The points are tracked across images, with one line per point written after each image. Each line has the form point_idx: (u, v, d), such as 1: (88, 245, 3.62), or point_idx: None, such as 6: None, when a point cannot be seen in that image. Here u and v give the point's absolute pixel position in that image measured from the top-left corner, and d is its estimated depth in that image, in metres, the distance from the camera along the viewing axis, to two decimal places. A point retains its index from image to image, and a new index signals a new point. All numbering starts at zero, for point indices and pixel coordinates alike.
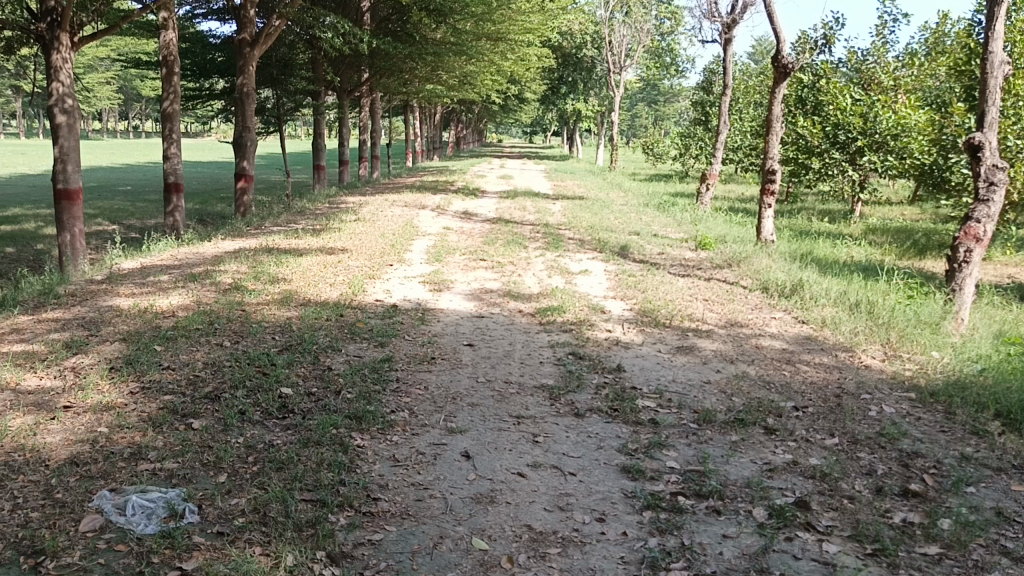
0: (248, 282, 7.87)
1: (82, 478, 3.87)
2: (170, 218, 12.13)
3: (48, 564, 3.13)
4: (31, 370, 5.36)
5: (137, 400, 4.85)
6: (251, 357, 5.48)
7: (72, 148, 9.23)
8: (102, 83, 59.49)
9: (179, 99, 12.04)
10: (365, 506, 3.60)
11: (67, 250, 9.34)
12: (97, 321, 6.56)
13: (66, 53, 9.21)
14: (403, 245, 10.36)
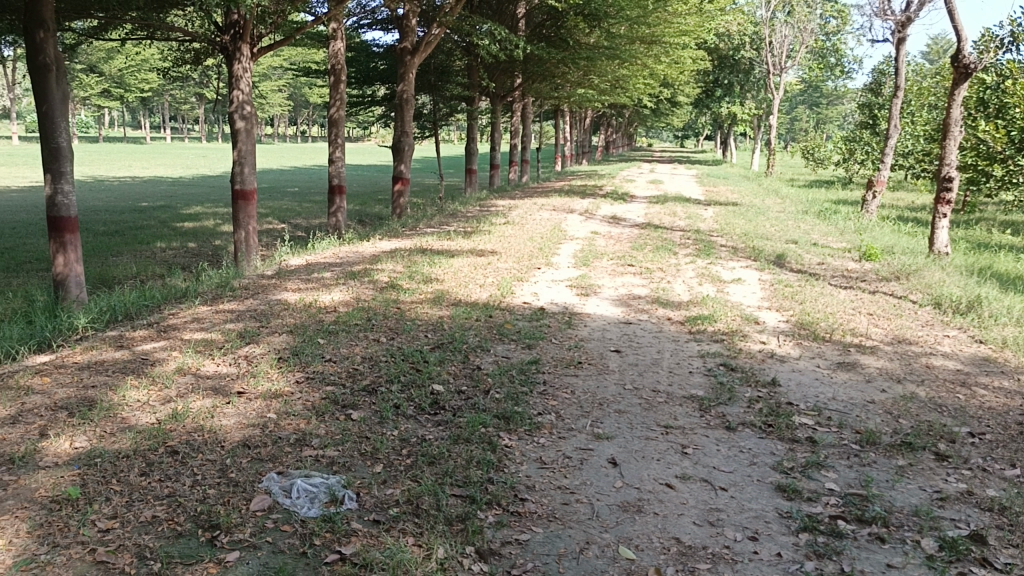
0: (403, 281, 8.18)
1: (253, 459, 4.16)
2: (333, 219, 12.78)
3: (222, 538, 3.39)
4: (209, 357, 5.82)
5: (302, 389, 5.15)
6: (405, 354, 5.69)
7: (249, 152, 9.97)
8: (275, 91, 63.78)
9: (344, 105, 12.70)
10: (512, 506, 3.66)
11: (241, 246, 10.04)
12: (267, 313, 7.03)
13: (246, 63, 9.92)
14: (551, 248, 10.44)
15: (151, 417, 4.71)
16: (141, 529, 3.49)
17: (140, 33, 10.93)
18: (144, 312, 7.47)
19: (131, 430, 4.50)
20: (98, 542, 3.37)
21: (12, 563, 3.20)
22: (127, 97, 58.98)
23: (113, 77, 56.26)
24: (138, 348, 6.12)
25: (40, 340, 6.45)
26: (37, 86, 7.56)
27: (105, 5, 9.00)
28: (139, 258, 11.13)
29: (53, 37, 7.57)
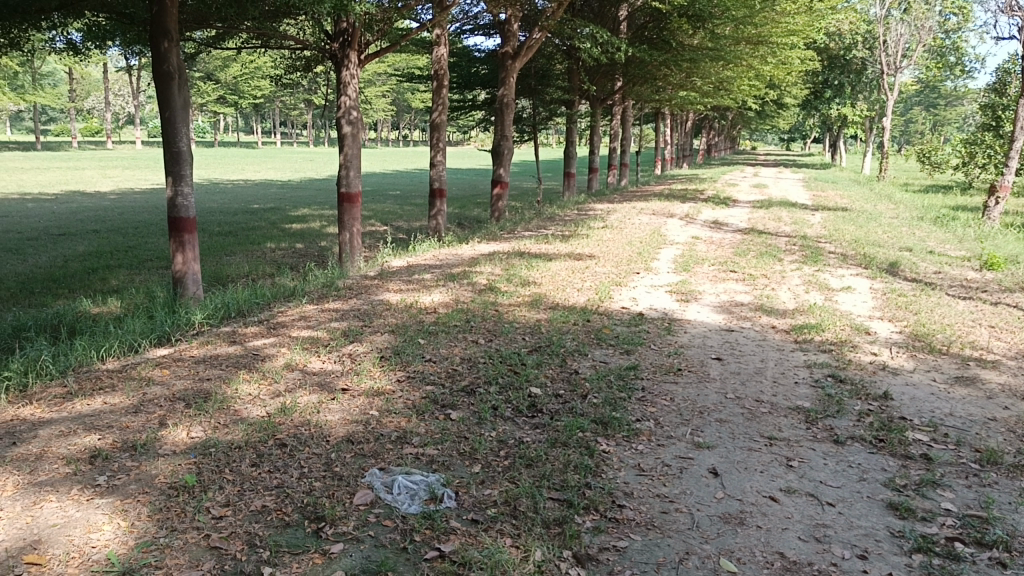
0: (501, 284, 8.25)
1: (356, 455, 4.28)
2: (433, 222, 13.00)
3: (327, 530, 3.50)
4: (316, 354, 6.02)
5: (403, 388, 5.27)
6: (503, 356, 5.74)
7: (355, 155, 10.26)
8: (380, 97, 65.57)
9: (446, 110, 12.92)
10: (610, 512, 3.63)
11: (346, 248, 10.34)
12: (370, 313, 7.22)
13: (354, 69, 10.20)
14: (650, 253, 10.33)
15: (261, 410, 4.91)
16: (252, 518, 3.64)
17: (254, 41, 11.38)
18: (255, 309, 7.79)
19: (243, 422, 4.71)
20: (211, 528, 3.54)
21: (134, 544, 3.40)
22: (240, 104, 61.90)
23: (228, 85, 59.19)
24: (249, 344, 6.39)
25: (160, 334, 6.82)
26: (161, 93, 7.99)
27: (223, 16, 9.38)
28: (250, 257, 11.62)
29: (176, 47, 7.97)
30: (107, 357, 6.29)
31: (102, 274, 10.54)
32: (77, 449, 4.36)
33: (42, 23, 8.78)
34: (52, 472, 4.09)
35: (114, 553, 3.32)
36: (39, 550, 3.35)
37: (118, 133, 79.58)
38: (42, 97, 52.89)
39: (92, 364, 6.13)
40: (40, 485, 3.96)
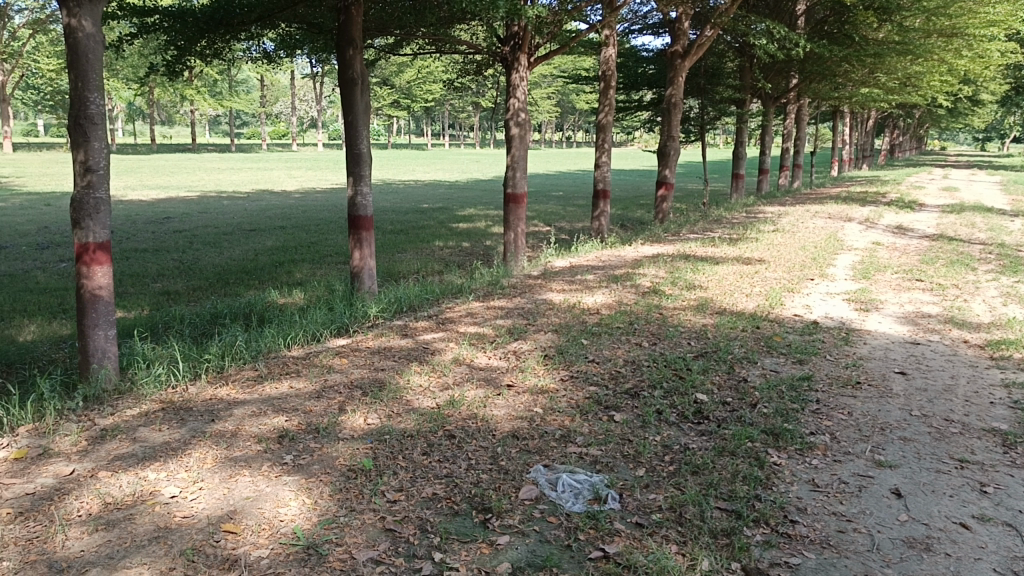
0: (666, 287, 8.15)
1: (522, 450, 4.36)
2: (596, 223, 13.02)
3: (494, 521, 3.60)
4: (482, 350, 6.19)
5: (567, 387, 5.32)
6: (668, 360, 5.66)
7: (522, 156, 10.45)
8: (546, 98, 66.55)
9: (613, 111, 12.89)
10: (781, 527, 3.50)
11: (511, 247, 10.54)
12: (534, 312, 7.34)
13: (523, 72, 10.39)
14: (825, 259, 9.85)
15: (431, 401, 5.12)
16: (423, 504, 3.80)
17: (429, 47, 11.81)
18: (426, 304, 8.13)
19: (415, 412, 4.92)
20: (387, 511, 3.73)
21: (317, 521, 3.64)
22: (413, 107, 64.75)
23: (402, 89, 62.14)
24: (420, 338, 6.67)
25: (339, 325, 7.27)
26: (345, 98, 8.46)
27: (402, 23, 9.80)
28: (421, 255, 12.11)
29: (360, 54, 8.42)
30: (292, 344, 6.78)
31: (288, 267, 11.34)
32: (266, 429, 4.72)
33: (242, 34, 9.52)
34: (245, 449, 4.45)
35: (300, 528, 3.57)
36: (235, 520, 3.65)
37: (302, 135, 85.38)
38: (238, 103, 57.66)
39: (279, 350, 6.62)
40: (235, 460, 4.32)
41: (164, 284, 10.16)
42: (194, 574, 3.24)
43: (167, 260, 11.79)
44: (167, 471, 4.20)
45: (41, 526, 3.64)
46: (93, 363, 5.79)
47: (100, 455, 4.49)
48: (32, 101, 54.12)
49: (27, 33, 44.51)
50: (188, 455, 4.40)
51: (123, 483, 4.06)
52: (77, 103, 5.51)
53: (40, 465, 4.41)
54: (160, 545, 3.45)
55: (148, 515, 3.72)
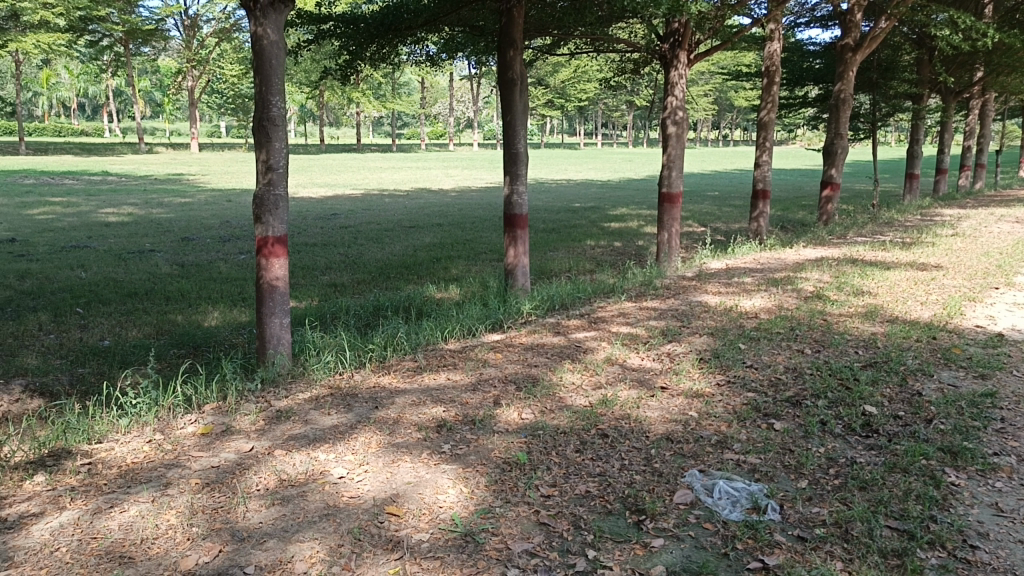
0: (831, 292, 7.79)
1: (676, 454, 4.30)
2: (755, 224, 12.61)
3: (648, 523, 3.58)
4: (636, 351, 6.15)
5: (723, 392, 5.20)
6: (833, 369, 5.41)
7: (678, 156, 10.29)
8: (703, 96, 65.03)
9: (775, 108, 12.44)
10: (960, 551, 3.27)
11: (664, 247, 10.41)
12: (689, 314, 7.20)
13: (683, 69, 10.25)
14: (1013, 266, 9.08)
15: (584, 399, 5.14)
16: (577, 501, 3.83)
17: (587, 46, 11.83)
18: (578, 303, 8.17)
19: (568, 409, 4.96)
20: (541, 505, 3.79)
21: (474, 509, 3.75)
22: (567, 106, 65.14)
23: (556, 89, 62.64)
24: (573, 336, 6.70)
25: (494, 320, 7.46)
26: (504, 98, 8.62)
27: (562, 24, 9.88)
28: (572, 254, 12.17)
29: (520, 55, 8.57)
30: (449, 338, 7.03)
31: (444, 263, 11.70)
32: (426, 418, 4.90)
33: (409, 38, 9.92)
34: (406, 436, 4.64)
35: (458, 515, 3.69)
36: (398, 503, 3.83)
37: (459, 136, 87.75)
38: (400, 105, 59.97)
39: (436, 343, 6.87)
40: (397, 446, 4.52)
41: (331, 276, 10.76)
42: (361, 552, 3.42)
43: (334, 255, 12.46)
44: (335, 452, 4.46)
45: (225, 496, 3.96)
46: (269, 349, 6.26)
47: (275, 434, 4.83)
48: (217, 105, 58.53)
49: (214, 41, 48.14)
50: (354, 439, 4.65)
51: (296, 462, 4.35)
52: (260, 106, 5.94)
53: (224, 440, 4.80)
54: (329, 522, 3.66)
55: (319, 493, 3.96)
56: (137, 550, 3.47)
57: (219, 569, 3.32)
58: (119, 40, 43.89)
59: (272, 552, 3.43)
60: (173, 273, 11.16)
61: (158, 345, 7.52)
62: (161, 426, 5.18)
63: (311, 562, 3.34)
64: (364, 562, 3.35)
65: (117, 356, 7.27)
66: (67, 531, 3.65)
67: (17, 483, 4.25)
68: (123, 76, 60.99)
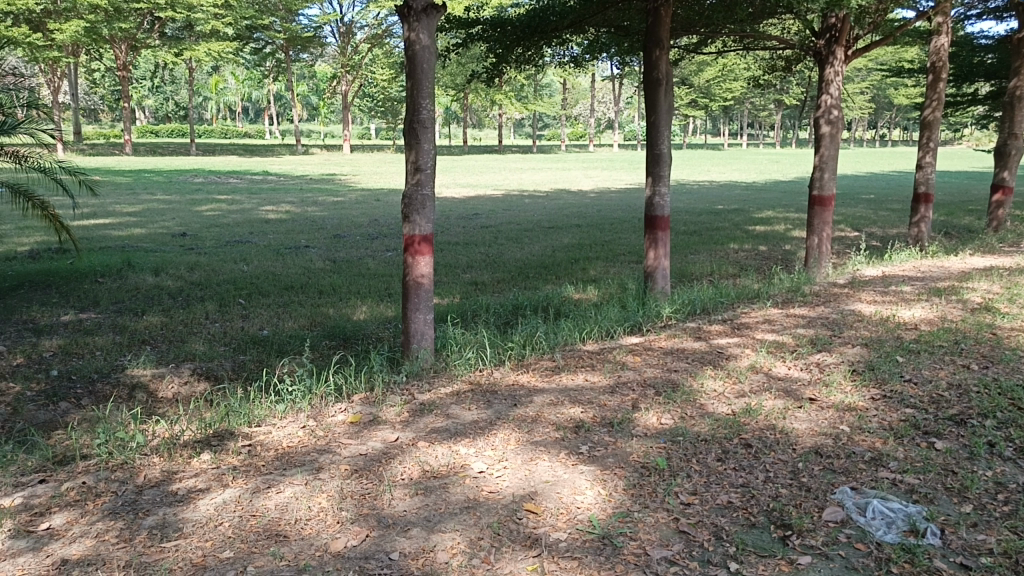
0: (1001, 303, 7.22)
1: (825, 469, 4.12)
2: (915, 229, 11.87)
3: (794, 539, 3.45)
4: (782, 360, 5.92)
5: (878, 406, 4.92)
6: (1003, 387, 5.00)
7: (831, 157, 9.83)
8: (858, 94, 61.88)
9: (941, 106, 11.67)
10: None
11: (814, 252, 9.98)
12: (840, 323, 6.87)
13: (839, 66, 9.74)
14: None
15: (726, 407, 5.00)
16: (718, 511, 3.74)
17: (736, 44, 11.47)
18: (720, 308, 7.97)
19: (710, 417, 4.85)
20: (680, 513, 3.72)
21: (612, 512, 3.73)
22: (712, 106, 63.65)
23: (701, 88, 61.51)
24: (715, 342, 6.53)
25: (633, 323, 7.39)
26: (649, 99, 8.52)
27: (710, 22, 9.66)
28: (714, 257, 11.88)
29: (666, 54, 8.44)
30: (587, 339, 7.03)
31: (583, 264, 11.69)
32: (564, 418, 4.93)
33: (554, 41, 9.98)
34: (544, 435, 4.68)
35: (596, 517, 3.69)
36: (536, 501, 3.86)
37: (600, 137, 87.63)
38: (542, 106, 60.53)
39: (575, 343, 6.88)
40: (535, 444, 4.56)
41: (472, 275, 11.00)
42: (500, 546, 3.48)
43: (475, 253, 12.73)
44: (475, 447, 4.55)
45: (372, 483, 4.14)
46: (413, 344, 6.48)
47: (419, 426, 4.99)
48: (368, 108, 61.17)
49: (367, 46, 50.29)
50: (494, 435, 4.73)
51: (438, 454, 4.47)
52: (411, 109, 6.15)
53: (371, 430, 5.00)
54: (469, 515, 3.75)
55: (461, 486, 4.06)
56: (291, 530, 3.67)
57: (366, 552, 3.46)
58: (280, 47, 46.67)
59: (416, 540, 3.55)
60: (325, 268, 11.74)
61: (311, 336, 7.94)
62: (313, 413, 5.46)
63: (452, 553, 3.43)
64: (503, 556, 3.40)
65: (274, 345, 7.73)
66: (230, 507, 3.92)
67: (186, 460, 4.60)
68: (284, 80, 64.86)
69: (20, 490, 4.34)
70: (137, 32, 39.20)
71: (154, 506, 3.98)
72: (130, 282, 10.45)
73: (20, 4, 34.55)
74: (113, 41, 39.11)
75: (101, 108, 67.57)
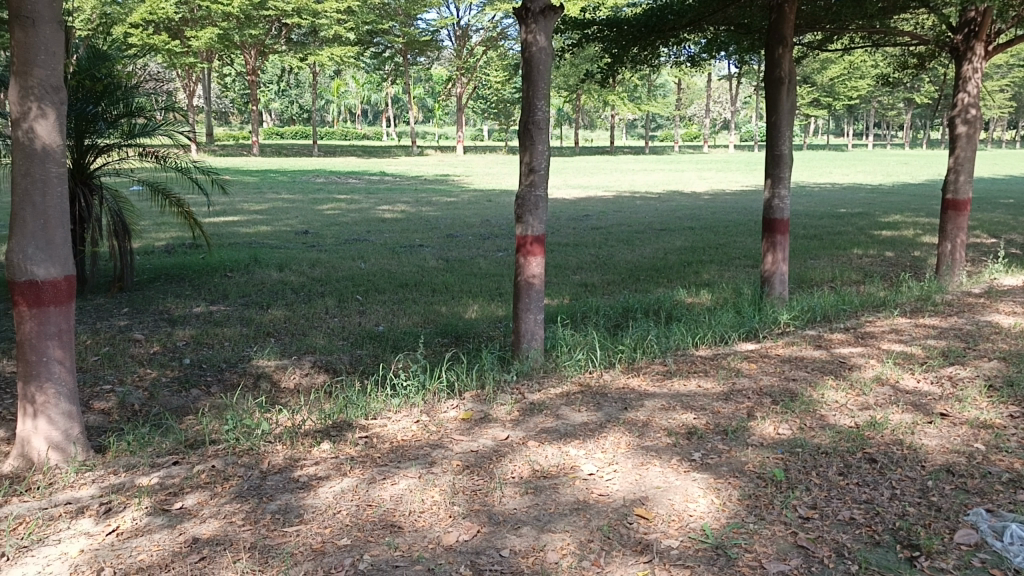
0: None
1: (957, 488, 3.89)
2: None
3: (922, 561, 3.27)
4: (910, 372, 5.63)
5: (1018, 425, 4.60)
6: None
7: (968, 158, 9.29)
8: (997, 91, 58.18)
9: None
10: None
11: (946, 260, 9.45)
12: (976, 335, 6.47)
13: (978, 63, 9.13)
14: None
15: (849, 420, 4.80)
16: (840, 527, 3.59)
17: (865, 41, 10.96)
18: (842, 315, 7.65)
19: (831, 428, 4.66)
20: (798, 526, 3.60)
21: (726, 522, 3.65)
22: (835, 105, 61.28)
23: (824, 86, 59.37)
24: (836, 351, 6.28)
25: (748, 329, 7.21)
26: (770, 98, 8.28)
27: (837, 19, 9.29)
28: (836, 263, 11.42)
29: (790, 52, 8.18)
30: (701, 343, 6.90)
31: (696, 267, 11.48)
32: (676, 424, 4.84)
33: (671, 40, 9.83)
34: (656, 440, 4.61)
35: (709, 526, 3.61)
36: (647, 506, 3.82)
37: (715, 138, 85.89)
38: (656, 106, 59.79)
39: (688, 348, 6.77)
40: (647, 448, 4.51)
41: (583, 276, 10.98)
42: (610, 550, 3.46)
43: (586, 255, 12.69)
44: (586, 449, 4.54)
45: (483, 480, 4.19)
46: (523, 343, 6.53)
47: (529, 426, 5.01)
48: (482, 110, 62.07)
49: (482, 49, 51.02)
50: (604, 437, 4.71)
51: (548, 454, 4.49)
52: (527, 110, 6.20)
53: (482, 427, 5.06)
54: (580, 516, 3.74)
55: (571, 487, 4.06)
56: (405, 521, 3.76)
57: (478, 548, 3.51)
58: (398, 51, 47.95)
59: (527, 539, 3.57)
60: (438, 267, 11.98)
61: (424, 333, 8.12)
62: (427, 408, 5.59)
63: (562, 553, 3.43)
64: (614, 560, 3.38)
65: (390, 341, 7.94)
66: (348, 496, 4.05)
67: (307, 448, 4.79)
68: (402, 82, 66.67)
69: (156, 470, 4.63)
70: (266, 38, 41.20)
71: (277, 491, 4.16)
72: (256, 277, 10.97)
73: (162, 14, 36.94)
74: (243, 47, 41.25)
75: (233, 110, 71.40)
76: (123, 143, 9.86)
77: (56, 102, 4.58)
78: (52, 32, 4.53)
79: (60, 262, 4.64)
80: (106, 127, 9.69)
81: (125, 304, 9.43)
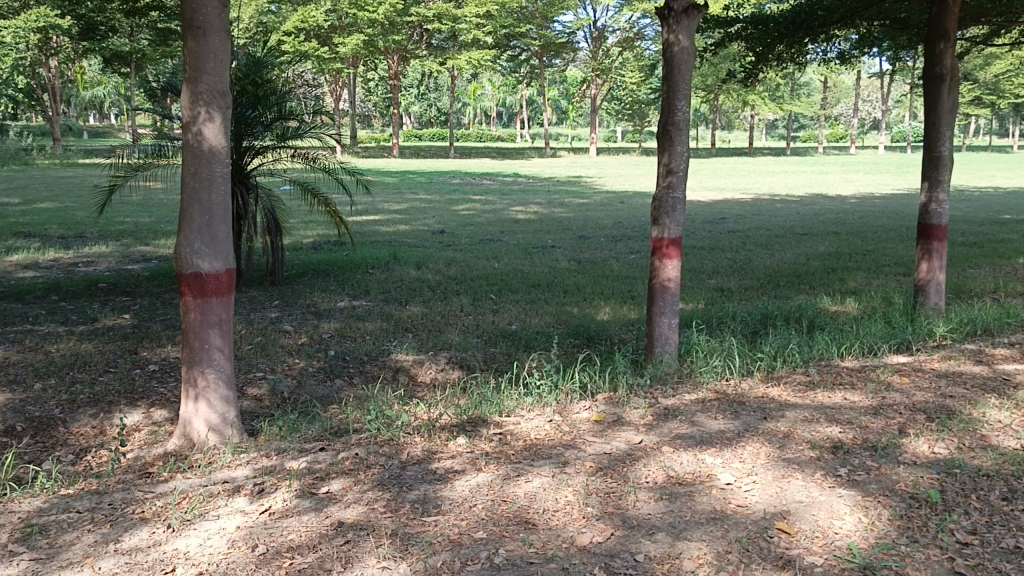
0: None
1: None
2: None
3: None
4: None
5: None
6: None
7: None
8: None
9: None
10: None
11: None
12: None
13: None
14: None
15: (1014, 442, 4.46)
16: (1002, 555, 3.35)
17: None
18: (1007, 329, 7.10)
19: (993, 450, 4.35)
20: (956, 552, 3.38)
21: (875, 543, 3.47)
22: (1000, 103, 56.83)
23: (987, 84, 55.18)
24: (999, 368, 5.85)
25: (900, 341, 6.83)
26: (929, 96, 7.80)
27: (1006, 11, 8.63)
28: (999, 273, 10.61)
29: (953, 47, 7.67)
30: (847, 354, 6.59)
31: (841, 274, 10.96)
32: (820, 437, 4.65)
33: (819, 38, 9.44)
34: (798, 452, 4.44)
35: (856, 545, 3.45)
36: (789, 520, 3.68)
37: (862, 139, 81.67)
38: (799, 105, 57.49)
39: (832, 358, 6.50)
40: (788, 461, 4.35)
41: (719, 280, 10.72)
42: (749, 562, 3.36)
43: (723, 259, 12.38)
44: (723, 458, 4.44)
45: (617, 483, 4.17)
46: (657, 347, 6.44)
47: (663, 431, 4.94)
48: (616, 113, 61.65)
49: (618, 51, 50.71)
50: (742, 447, 4.57)
51: (684, 461, 4.41)
52: (667, 111, 6.12)
53: (616, 430, 5.04)
54: (717, 526, 3.65)
55: (707, 496, 3.97)
56: (540, 519, 3.80)
57: (612, 551, 3.49)
58: (535, 54, 48.38)
59: (661, 545, 3.52)
60: (571, 268, 12.01)
61: (557, 334, 8.16)
62: (560, 408, 5.62)
63: (698, 562, 3.37)
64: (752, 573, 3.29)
65: (523, 340, 8.03)
66: (483, 491, 4.13)
67: (444, 442, 4.92)
68: (538, 85, 67.34)
69: (304, 455, 4.88)
70: (408, 44, 42.64)
71: (416, 481, 4.30)
72: (395, 274, 11.35)
73: (313, 22, 38.90)
74: (387, 52, 42.82)
75: (375, 113, 74.23)
76: (277, 145, 10.42)
77: (222, 107, 4.92)
78: (220, 41, 4.86)
79: (223, 257, 4.98)
80: (263, 130, 10.29)
81: (276, 297, 9.99)
